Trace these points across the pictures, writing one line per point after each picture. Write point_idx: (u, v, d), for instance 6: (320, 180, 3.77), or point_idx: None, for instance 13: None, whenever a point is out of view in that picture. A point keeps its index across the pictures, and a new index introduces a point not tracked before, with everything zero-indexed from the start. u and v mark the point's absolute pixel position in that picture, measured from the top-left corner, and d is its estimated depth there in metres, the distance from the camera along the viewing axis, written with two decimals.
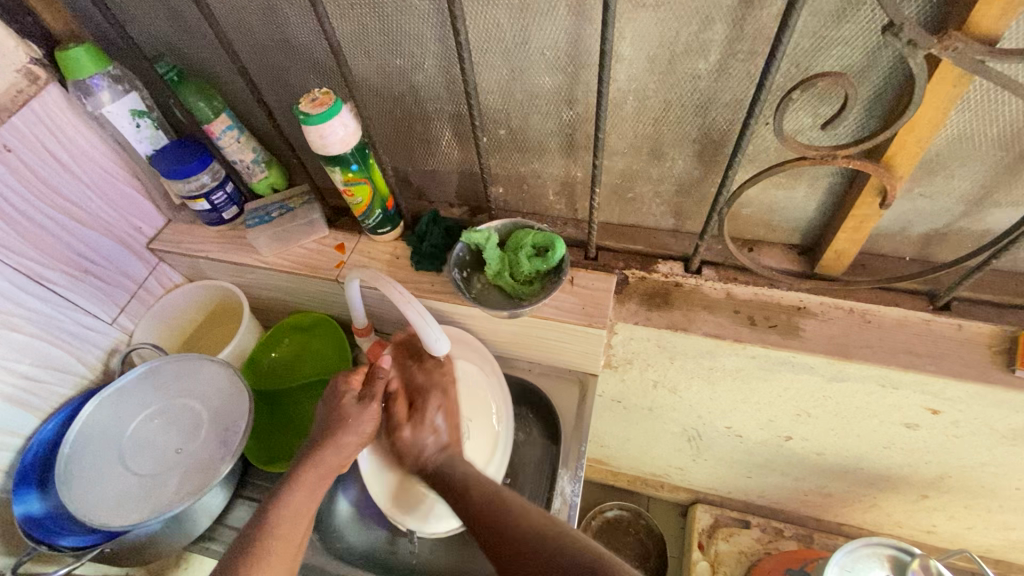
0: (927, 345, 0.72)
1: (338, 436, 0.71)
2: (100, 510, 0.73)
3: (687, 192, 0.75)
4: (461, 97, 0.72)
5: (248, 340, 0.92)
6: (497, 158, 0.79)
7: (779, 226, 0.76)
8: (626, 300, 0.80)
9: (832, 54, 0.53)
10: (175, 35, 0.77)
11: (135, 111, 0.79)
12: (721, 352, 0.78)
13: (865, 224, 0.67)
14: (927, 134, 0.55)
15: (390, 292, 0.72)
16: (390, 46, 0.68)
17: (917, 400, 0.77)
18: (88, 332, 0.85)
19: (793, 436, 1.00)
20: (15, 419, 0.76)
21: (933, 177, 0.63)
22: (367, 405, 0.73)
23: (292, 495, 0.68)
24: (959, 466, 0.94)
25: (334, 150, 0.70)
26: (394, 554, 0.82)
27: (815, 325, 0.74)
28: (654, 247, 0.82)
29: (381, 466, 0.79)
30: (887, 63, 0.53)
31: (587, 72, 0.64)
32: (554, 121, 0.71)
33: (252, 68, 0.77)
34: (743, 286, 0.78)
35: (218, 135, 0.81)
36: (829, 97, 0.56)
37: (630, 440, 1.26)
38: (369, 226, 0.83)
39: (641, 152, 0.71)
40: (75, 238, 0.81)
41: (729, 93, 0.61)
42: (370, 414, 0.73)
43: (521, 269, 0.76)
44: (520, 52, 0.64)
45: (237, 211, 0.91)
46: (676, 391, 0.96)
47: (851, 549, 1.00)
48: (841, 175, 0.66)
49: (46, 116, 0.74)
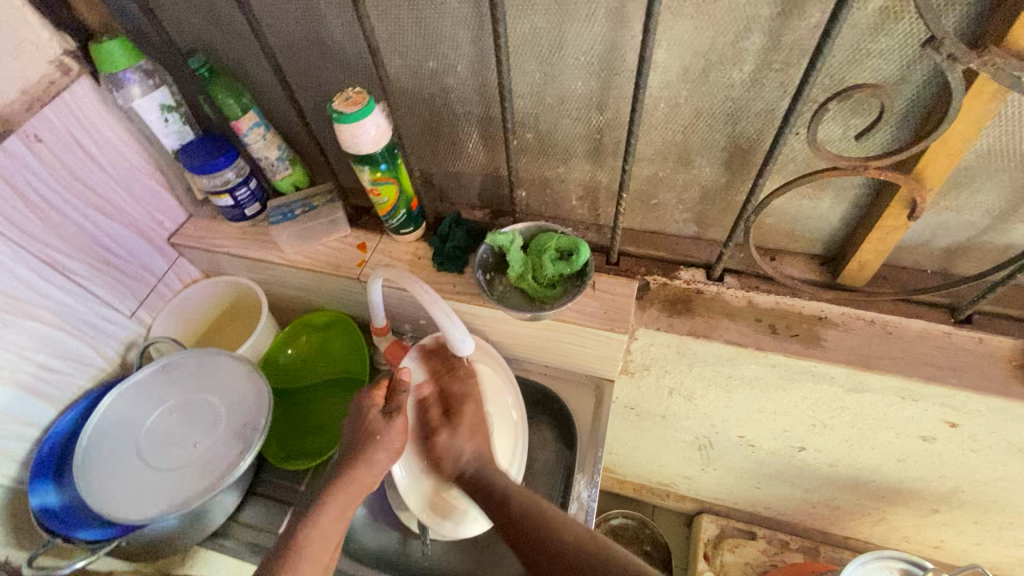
0: (948, 358, 0.72)
1: (368, 454, 0.69)
2: (117, 504, 0.72)
3: (712, 200, 0.76)
4: (491, 101, 0.72)
5: (264, 338, 0.91)
6: (523, 161, 0.79)
7: (802, 236, 0.77)
8: (647, 306, 0.80)
9: (868, 66, 0.54)
10: (209, 31, 0.77)
11: (163, 106, 0.80)
12: (741, 360, 0.79)
13: (891, 235, 0.67)
14: (958, 147, 0.56)
15: (417, 291, 0.72)
16: (426, 48, 0.69)
17: (936, 413, 0.78)
18: (107, 324, 0.85)
19: (806, 447, 1.00)
20: (33, 410, 0.76)
21: (960, 192, 0.64)
22: (394, 419, 0.71)
23: (323, 511, 0.67)
24: (971, 481, 0.95)
25: (365, 149, 0.70)
26: (407, 557, 0.81)
27: (836, 336, 0.75)
28: (676, 254, 0.82)
29: (412, 468, 0.78)
30: (923, 76, 0.53)
31: (619, 78, 0.65)
32: (583, 126, 0.71)
33: (284, 66, 0.77)
34: (764, 295, 0.78)
35: (245, 132, 0.82)
36: (862, 109, 0.57)
37: (639, 448, 1.26)
38: (392, 226, 0.84)
39: (669, 159, 0.72)
40: (98, 230, 0.81)
41: (761, 102, 0.62)
42: (397, 427, 0.71)
43: (544, 272, 0.76)
44: (555, 57, 0.65)
45: (259, 207, 0.91)
46: (691, 399, 0.96)
47: (863, 562, 1.00)
48: (868, 186, 0.67)
49: (77, 107, 0.75)
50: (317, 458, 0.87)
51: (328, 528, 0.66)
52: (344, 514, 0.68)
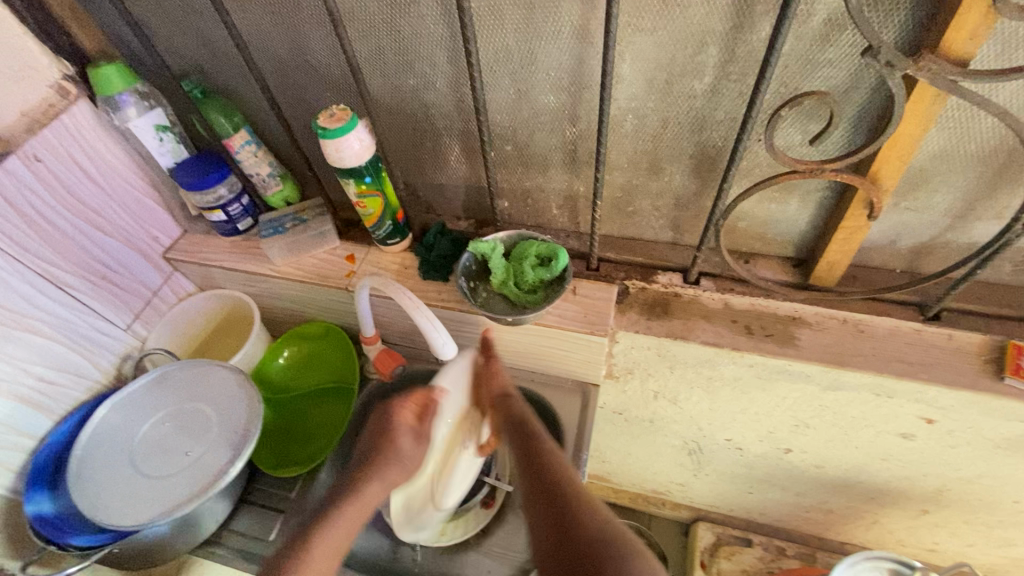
0: (919, 354, 0.74)
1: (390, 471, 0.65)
2: (109, 510, 0.73)
3: (685, 206, 0.79)
4: (469, 115, 0.76)
5: (257, 349, 0.94)
6: (503, 172, 0.82)
7: (774, 239, 0.79)
8: (626, 310, 0.83)
9: (819, 75, 0.57)
10: (201, 55, 0.81)
11: (158, 126, 0.83)
12: (719, 361, 0.81)
13: (854, 235, 0.70)
14: (908, 150, 0.58)
15: (400, 297, 0.74)
16: (405, 67, 0.72)
17: (912, 410, 0.79)
18: (103, 337, 0.87)
19: (792, 449, 1.02)
20: (29, 421, 0.78)
21: (918, 192, 0.67)
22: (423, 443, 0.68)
23: (330, 533, 0.60)
24: (956, 478, 0.95)
25: (349, 163, 0.73)
26: (397, 563, 0.83)
27: (810, 335, 0.77)
28: (654, 259, 0.85)
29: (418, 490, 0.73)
30: (870, 83, 0.56)
31: (588, 92, 0.68)
32: (558, 138, 0.75)
33: (273, 86, 0.81)
34: (740, 297, 0.81)
35: (236, 149, 0.86)
36: (816, 115, 0.60)
37: (631, 455, 1.27)
38: (379, 237, 0.86)
39: (641, 168, 0.75)
40: (95, 246, 0.84)
41: (722, 111, 0.65)
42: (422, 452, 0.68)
43: (525, 278, 0.79)
44: (527, 73, 0.68)
45: (251, 222, 0.94)
46: (676, 402, 0.98)
47: (852, 562, 1.00)
48: (831, 190, 0.69)
49: (75, 128, 0.78)
50: (308, 465, 0.88)
51: (334, 543, 0.60)
52: (348, 537, 0.61)
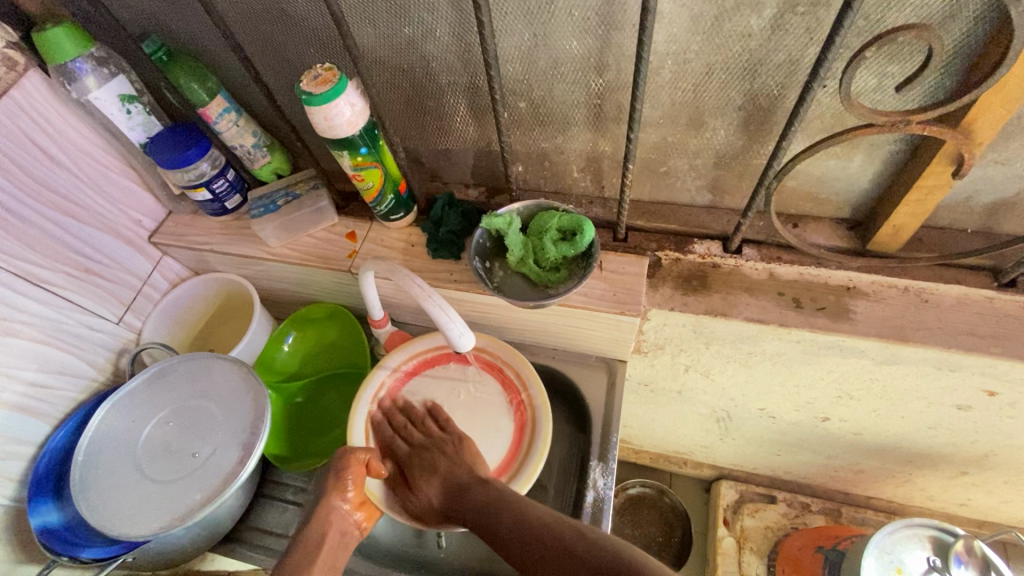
0: (991, 325, 0.66)
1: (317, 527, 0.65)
2: (119, 519, 0.70)
3: (727, 164, 0.69)
4: (477, 69, 0.65)
5: (260, 337, 0.86)
6: (517, 133, 0.72)
7: (828, 199, 0.70)
8: (659, 285, 0.74)
9: (909, 4, 0.47)
10: (163, 10, 0.71)
11: (124, 97, 0.74)
12: (763, 337, 0.73)
13: (931, 195, 0.60)
14: (1016, 93, 0.49)
15: (410, 286, 0.66)
16: (399, 14, 0.61)
17: (975, 382, 0.72)
18: (94, 333, 0.81)
19: (830, 418, 0.96)
20: (26, 428, 0.73)
21: (1010, 142, 0.57)
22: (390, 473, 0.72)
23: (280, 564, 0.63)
24: (1007, 445, 0.90)
25: (342, 133, 0.64)
26: (423, 549, 0.79)
27: (866, 307, 0.69)
28: (690, 225, 0.76)
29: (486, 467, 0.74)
30: (976, 8, 0.46)
31: (619, 35, 0.57)
32: (582, 91, 0.64)
33: (246, 43, 0.71)
34: (787, 266, 0.72)
35: (214, 119, 0.76)
36: (902, 55, 0.50)
37: (655, 421, 1.23)
38: (380, 212, 0.77)
39: (678, 122, 0.65)
40: (72, 235, 0.76)
41: (783, 52, 0.54)
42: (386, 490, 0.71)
43: (546, 255, 0.70)
44: (545, 13, 0.57)
45: (239, 199, 0.86)
46: (708, 374, 0.91)
47: (891, 531, 0.96)
48: (904, 142, 0.60)
49: (28, 103, 0.68)
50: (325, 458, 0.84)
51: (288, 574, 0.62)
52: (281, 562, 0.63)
